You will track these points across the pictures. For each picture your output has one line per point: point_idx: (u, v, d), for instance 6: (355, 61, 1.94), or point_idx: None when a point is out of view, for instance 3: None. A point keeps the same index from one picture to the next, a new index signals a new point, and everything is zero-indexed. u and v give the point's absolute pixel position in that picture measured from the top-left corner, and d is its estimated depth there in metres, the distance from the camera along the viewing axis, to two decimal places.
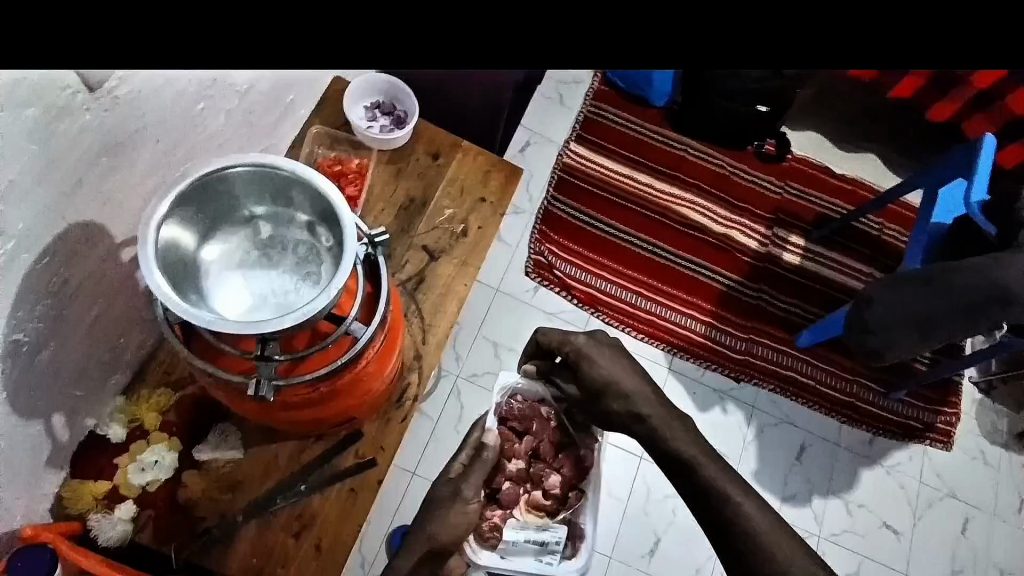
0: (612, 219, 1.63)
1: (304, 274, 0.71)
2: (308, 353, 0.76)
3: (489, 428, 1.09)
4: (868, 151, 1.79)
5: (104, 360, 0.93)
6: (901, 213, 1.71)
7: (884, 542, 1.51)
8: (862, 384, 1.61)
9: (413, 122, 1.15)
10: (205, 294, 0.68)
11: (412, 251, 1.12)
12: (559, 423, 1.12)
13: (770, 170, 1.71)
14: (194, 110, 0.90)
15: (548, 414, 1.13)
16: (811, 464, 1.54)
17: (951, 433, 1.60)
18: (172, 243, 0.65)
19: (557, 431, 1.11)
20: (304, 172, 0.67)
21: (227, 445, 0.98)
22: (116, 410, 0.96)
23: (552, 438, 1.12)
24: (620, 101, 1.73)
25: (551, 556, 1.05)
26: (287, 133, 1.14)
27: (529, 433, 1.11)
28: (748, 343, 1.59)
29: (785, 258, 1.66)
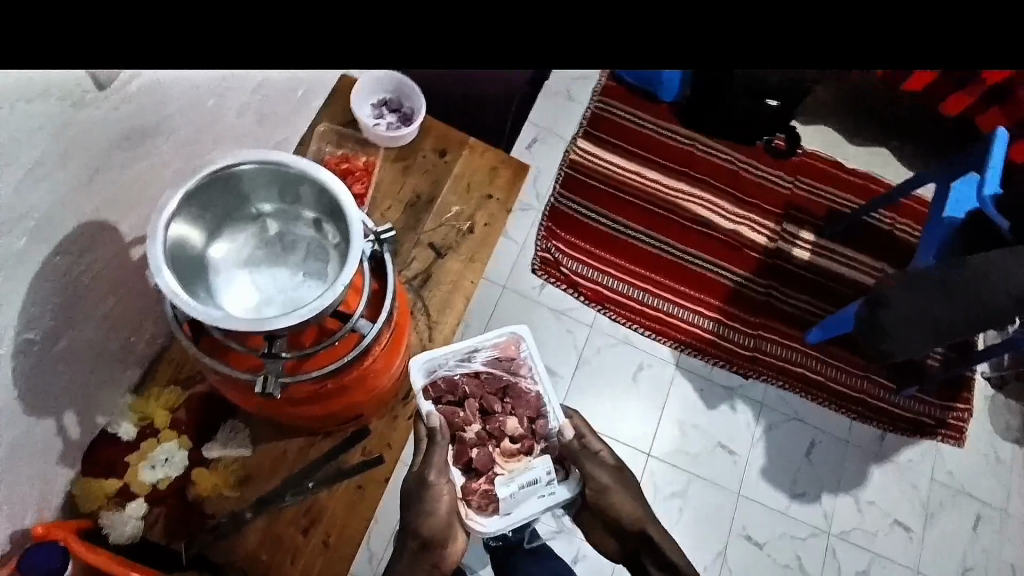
0: (619, 216, 1.62)
1: (311, 271, 0.71)
2: (315, 350, 0.76)
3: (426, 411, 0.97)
4: (879, 145, 1.77)
5: (114, 357, 0.93)
6: (913, 208, 1.69)
7: (894, 540, 1.50)
8: (873, 381, 1.60)
9: (419, 119, 1.15)
10: (215, 291, 0.68)
11: (419, 249, 1.12)
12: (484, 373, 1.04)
13: (781, 166, 1.70)
14: (205, 107, 0.88)
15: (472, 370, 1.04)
16: (820, 461, 1.53)
17: (964, 429, 1.59)
18: (181, 240, 0.65)
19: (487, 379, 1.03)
20: (310, 168, 0.66)
21: (237, 442, 0.98)
22: (126, 408, 0.96)
23: (491, 389, 1.05)
24: (628, 97, 1.71)
25: (548, 488, 0.98)
26: (297, 129, 1.14)
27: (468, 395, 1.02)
28: (757, 340, 1.58)
29: (794, 254, 1.64)
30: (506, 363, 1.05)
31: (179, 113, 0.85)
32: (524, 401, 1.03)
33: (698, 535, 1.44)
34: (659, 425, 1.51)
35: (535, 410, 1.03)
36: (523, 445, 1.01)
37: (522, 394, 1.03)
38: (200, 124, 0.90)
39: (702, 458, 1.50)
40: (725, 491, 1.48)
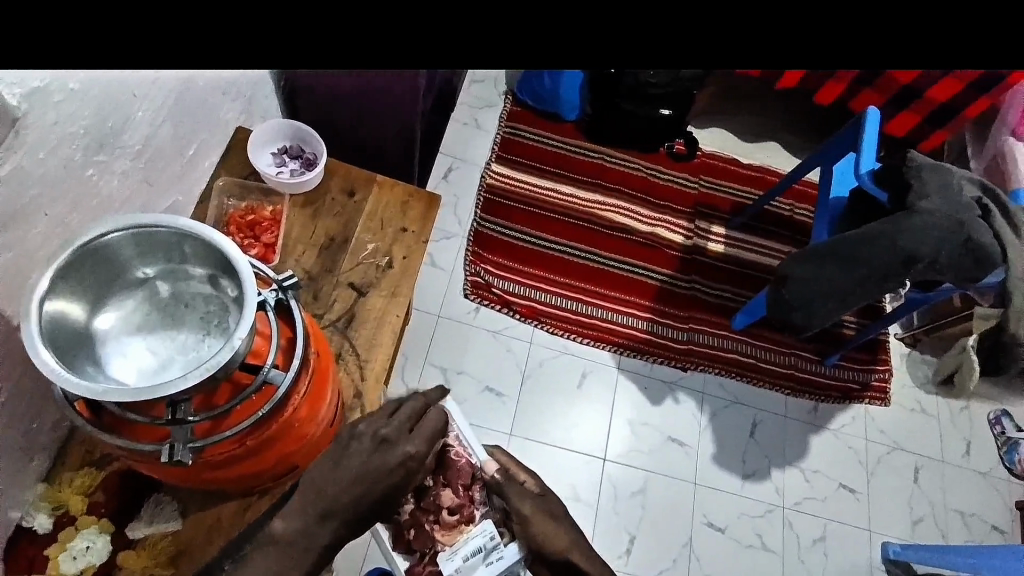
0: (543, 232, 1.67)
1: (209, 327, 0.70)
2: (228, 407, 0.74)
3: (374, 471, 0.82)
4: (771, 138, 1.91)
5: (16, 449, 0.88)
6: (809, 191, 1.83)
7: (844, 503, 1.57)
8: (800, 356, 1.69)
9: (321, 162, 1.18)
10: (105, 363, 0.66)
11: (339, 290, 1.11)
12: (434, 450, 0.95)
13: (686, 167, 1.80)
14: (84, 176, 0.85)
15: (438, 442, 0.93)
16: (765, 438, 1.60)
17: (886, 389, 1.70)
18: (59, 317, 0.63)
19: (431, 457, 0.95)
20: (191, 226, 0.67)
21: (163, 517, 0.92)
22: (38, 499, 0.92)
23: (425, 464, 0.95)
24: (535, 120, 1.79)
25: (495, 552, 0.91)
26: (192, 186, 1.13)
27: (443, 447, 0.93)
28: (689, 332, 1.65)
29: (710, 247, 1.73)
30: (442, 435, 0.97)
31: (60, 186, 0.82)
32: (456, 469, 0.95)
33: (661, 531, 1.47)
34: (610, 429, 1.54)
35: (469, 476, 0.95)
36: (461, 514, 0.94)
37: (452, 462, 0.95)
38: (83, 193, 0.87)
39: (655, 454, 1.53)
40: (680, 482, 1.52)
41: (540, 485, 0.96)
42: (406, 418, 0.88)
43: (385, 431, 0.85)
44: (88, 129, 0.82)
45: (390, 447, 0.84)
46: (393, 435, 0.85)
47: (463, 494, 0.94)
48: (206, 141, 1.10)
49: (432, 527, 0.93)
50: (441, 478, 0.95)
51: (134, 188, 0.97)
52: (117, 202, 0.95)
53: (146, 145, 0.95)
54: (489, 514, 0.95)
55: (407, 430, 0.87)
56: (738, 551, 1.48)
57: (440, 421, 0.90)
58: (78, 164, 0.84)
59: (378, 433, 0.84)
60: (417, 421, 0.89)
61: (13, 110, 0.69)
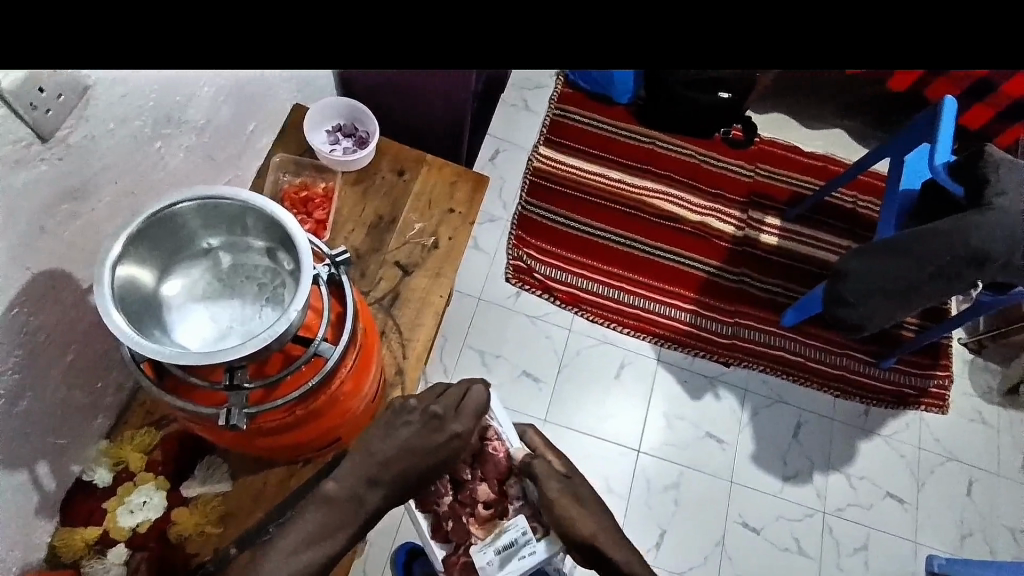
0: (587, 218, 1.64)
1: (266, 298, 0.72)
2: (280, 377, 0.76)
3: (415, 451, 0.84)
4: (833, 127, 1.82)
5: (83, 405, 0.93)
6: (873, 184, 1.73)
7: (889, 512, 1.51)
8: (852, 357, 1.62)
9: (373, 141, 1.18)
10: (171, 328, 0.69)
11: (385, 268, 1.12)
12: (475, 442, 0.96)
13: (739, 155, 1.73)
14: (151, 149, 0.88)
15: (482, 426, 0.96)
16: (808, 441, 1.54)
17: (945, 396, 1.61)
18: (130, 282, 0.66)
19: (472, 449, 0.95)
20: (252, 198, 0.68)
21: (216, 478, 0.98)
22: (99, 454, 0.96)
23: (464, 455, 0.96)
24: (585, 102, 1.75)
25: (528, 547, 0.90)
26: (250, 164, 1.16)
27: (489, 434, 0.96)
28: (733, 327, 1.60)
29: (761, 240, 1.67)
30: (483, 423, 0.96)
31: (130, 158, 0.86)
32: (493, 463, 0.95)
33: (694, 528, 1.45)
34: (646, 421, 1.52)
35: (505, 470, 0.96)
36: (496, 509, 0.95)
37: (490, 455, 0.95)
38: (150, 167, 0.90)
39: (691, 449, 1.51)
40: (717, 480, 1.49)
41: (567, 467, 0.98)
42: (453, 398, 0.88)
43: (435, 408, 0.86)
44: (157, 103, 0.85)
45: (443, 428, 0.86)
46: (444, 412, 0.86)
47: (499, 487, 0.96)
48: (264, 118, 1.12)
49: (468, 520, 0.94)
50: (478, 472, 0.96)
51: (196, 162, 1.00)
52: (180, 175, 0.98)
53: (210, 122, 0.98)
54: (523, 509, 0.95)
55: (455, 408, 0.88)
56: (773, 554, 1.45)
57: (484, 398, 0.89)
58: (146, 137, 0.87)
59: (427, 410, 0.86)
60: (462, 399, 0.89)
61: (82, 79, 0.72)
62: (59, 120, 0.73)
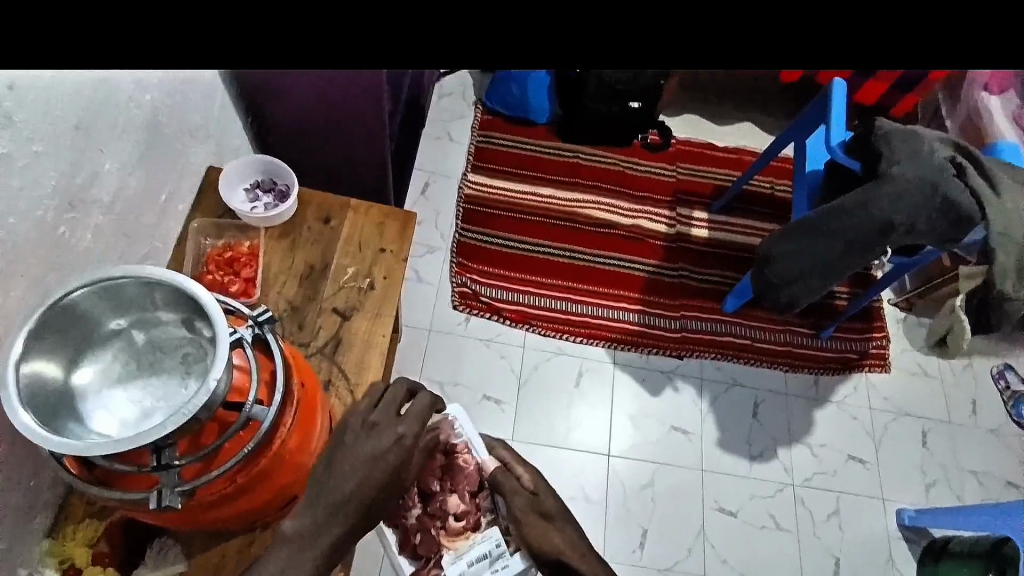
0: (525, 236, 1.67)
1: (187, 370, 0.71)
2: (214, 447, 0.75)
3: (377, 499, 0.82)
4: (743, 118, 1.93)
5: (17, 510, 0.88)
6: (786, 167, 1.84)
7: (854, 474, 1.57)
8: (794, 332, 1.69)
9: (293, 193, 1.18)
10: (87, 418, 0.66)
11: (323, 316, 1.12)
12: (444, 451, 0.97)
13: (660, 157, 1.81)
14: (58, 234, 0.85)
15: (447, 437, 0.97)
16: (768, 418, 1.60)
17: (886, 355, 1.70)
18: (35, 377, 0.63)
19: (441, 460, 0.96)
20: (157, 273, 0.67)
21: (170, 560, 0.94)
22: (44, 554, 0.92)
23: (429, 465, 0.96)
24: (506, 126, 1.80)
25: (501, 559, 0.92)
26: (169, 232, 1.13)
27: (454, 444, 0.97)
28: (680, 320, 1.65)
29: (694, 233, 1.74)
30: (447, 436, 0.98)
31: (36, 248, 0.82)
32: (463, 474, 0.96)
33: (674, 522, 1.47)
34: (612, 425, 1.54)
35: (476, 482, 0.97)
36: (467, 521, 0.95)
37: (460, 467, 0.96)
38: (60, 252, 0.87)
39: (659, 446, 1.53)
40: (688, 471, 1.52)
41: (534, 481, 0.96)
42: (392, 405, 0.88)
43: (373, 416, 0.85)
44: (56, 187, 0.82)
45: (377, 431, 0.84)
46: (381, 419, 0.85)
47: (470, 500, 0.95)
48: (177, 184, 1.11)
49: (438, 532, 0.93)
50: (447, 483, 0.95)
51: (110, 240, 0.97)
52: (95, 255, 0.94)
53: (117, 197, 0.95)
54: (495, 522, 0.96)
55: (395, 414, 0.87)
56: (754, 534, 1.48)
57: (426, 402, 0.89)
58: (50, 224, 0.83)
59: (371, 453, 0.82)
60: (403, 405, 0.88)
61: None
62: None
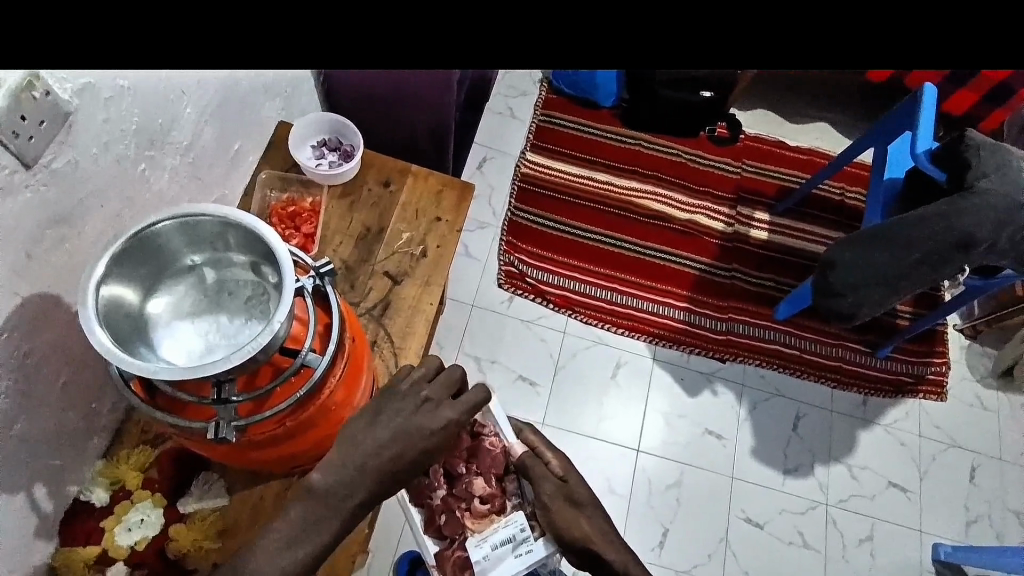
0: (577, 221, 1.65)
1: (252, 312, 0.73)
2: (267, 389, 0.77)
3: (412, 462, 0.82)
4: (817, 120, 1.85)
5: (78, 427, 0.93)
6: (858, 175, 1.75)
7: (894, 501, 1.50)
8: (847, 347, 1.62)
9: (357, 153, 1.19)
10: (157, 345, 0.69)
11: (375, 278, 1.13)
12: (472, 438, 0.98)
13: (726, 153, 1.75)
14: (137, 170, 0.89)
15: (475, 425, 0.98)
16: (807, 433, 1.54)
17: (943, 383, 1.61)
18: (114, 301, 0.67)
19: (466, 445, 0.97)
20: (232, 214, 0.69)
21: (212, 493, 0.98)
22: (96, 474, 0.96)
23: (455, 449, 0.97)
24: (569, 107, 1.77)
25: (524, 545, 0.90)
26: (237, 182, 1.17)
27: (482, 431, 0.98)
28: (727, 323, 1.60)
29: (752, 235, 1.68)
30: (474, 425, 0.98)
31: (116, 181, 0.86)
32: (489, 457, 0.96)
33: (698, 525, 1.44)
34: (644, 420, 1.52)
35: (503, 465, 0.96)
36: (492, 504, 0.94)
37: (487, 451, 0.96)
38: (137, 189, 0.91)
39: (691, 447, 1.51)
40: (717, 476, 1.49)
41: (563, 467, 0.95)
42: (445, 384, 0.89)
43: (426, 392, 0.87)
44: (141, 124, 0.86)
45: (427, 408, 0.86)
46: (433, 396, 0.87)
47: (495, 483, 0.95)
48: (250, 137, 1.14)
49: (463, 514, 0.93)
50: (473, 466, 0.96)
51: (183, 183, 1.01)
52: (168, 196, 0.98)
53: (194, 142, 0.99)
54: (521, 507, 0.95)
55: (445, 394, 0.88)
56: (779, 548, 1.44)
57: (481, 395, 0.89)
58: (131, 159, 0.87)
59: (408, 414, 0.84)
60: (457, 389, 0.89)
61: (65, 105, 0.73)
62: (43, 146, 0.73)
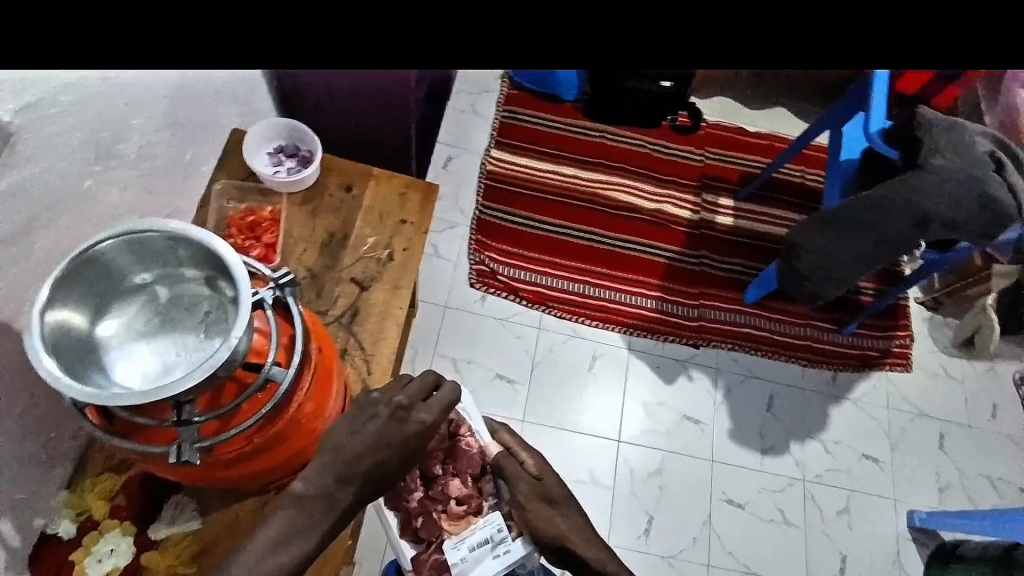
0: (546, 216, 1.65)
1: (210, 328, 0.71)
2: (232, 407, 0.75)
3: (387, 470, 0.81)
4: (775, 105, 1.88)
5: (38, 458, 0.89)
6: (818, 156, 1.79)
7: (868, 473, 1.55)
8: (816, 326, 1.66)
9: (316, 159, 1.17)
10: (110, 369, 0.66)
11: (342, 285, 1.11)
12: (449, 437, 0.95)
13: (689, 141, 1.77)
14: (84, 188, 0.85)
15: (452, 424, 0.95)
16: (782, 412, 1.57)
17: (909, 354, 1.66)
18: (61, 326, 0.63)
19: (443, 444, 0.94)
20: (182, 228, 0.67)
21: (185, 517, 0.95)
22: (61, 505, 0.93)
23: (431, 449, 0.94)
24: (532, 102, 1.76)
25: (502, 545, 0.90)
26: (192, 194, 1.13)
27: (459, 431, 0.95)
28: (699, 309, 1.63)
29: (718, 221, 1.70)
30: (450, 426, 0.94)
31: (60, 200, 0.82)
32: (466, 458, 0.94)
33: (682, 510, 1.46)
34: (624, 410, 1.53)
35: (479, 465, 0.94)
36: (469, 505, 0.92)
37: (464, 451, 0.94)
38: (85, 206, 0.87)
39: (670, 434, 1.52)
40: (698, 460, 1.51)
41: (540, 468, 0.95)
42: (419, 388, 0.87)
43: (399, 399, 0.84)
44: (84, 139, 0.82)
45: (404, 415, 0.84)
46: (408, 402, 0.85)
47: (472, 484, 0.93)
48: (203, 146, 1.11)
49: (440, 516, 0.91)
50: (450, 466, 0.93)
51: (135, 198, 0.97)
52: (119, 212, 0.95)
53: (144, 155, 0.95)
54: (498, 507, 0.93)
55: (422, 398, 0.87)
56: (761, 527, 1.47)
57: (453, 394, 0.89)
58: (76, 175, 0.84)
59: (380, 416, 0.82)
60: (430, 392, 0.88)
61: (5, 126, 0.69)
62: None
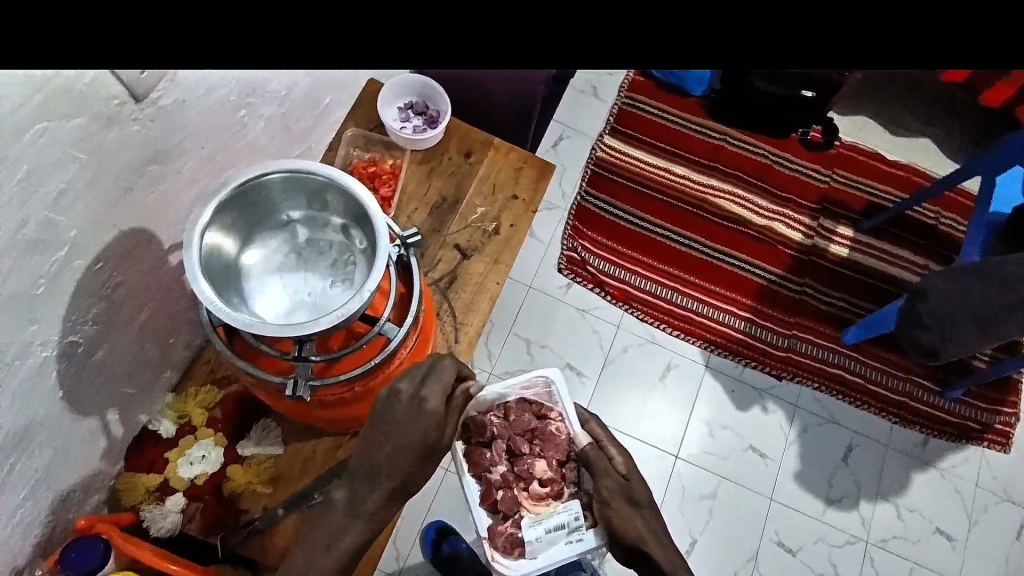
0: (647, 213, 1.60)
1: (339, 275, 0.72)
2: (343, 354, 0.77)
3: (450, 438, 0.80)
4: (916, 137, 1.73)
5: (153, 361, 0.95)
6: (957, 201, 1.63)
7: (937, 549, 1.44)
8: (915, 383, 1.54)
9: (444, 120, 1.16)
10: (248, 297, 0.69)
11: (444, 250, 1.11)
12: (535, 416, 0.95)
13: (815, 159, 1.65)
14: (235, 117, 0.89)
15: (540, 406, 0.96)
16: (857, 466, 1.48)
17: (1011, 433, 1.52)
18: (215, 248, 0.66)
19: (527, 424, 0.94)
20: (335, 175, 0.68)
21: (269, 441, 1.00)
22: (165, 406, 0.99)
23: (518, 429, 0.95)
24: (655, 92, 1.69)
25: (575, 533, 0.89)
26: (322, 137, 1.17)
27: (545, 412, 0.95)
28: (791, 339, 1.54)
29: (830, 251, 1.59)
30: (536, 407, 0.96)
31: (215, 124, 0.86)
32: (554, 442, 0.94)
33: (726, 541, 1.41)
34: (687, 427, 1.48)
35: (565, 452, 0.94)
36: (551, 488, 0.93)
37: (552, 435, 0.94)
38: (232, 135, 0.91)
39: (731, 461, 1.47)
40: (755, 495, 1.45)
41: (626, 466, 0.90)
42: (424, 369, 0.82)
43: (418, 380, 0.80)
44: (244, 77, 0.83)
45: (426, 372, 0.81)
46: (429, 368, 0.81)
47: (557, 469, 0.93)
48: (340, 92, 1.13)
49: (519, 492, 0.92)
50: (537, 448, 0.93)
51: (274, 133, 1.01)
52: (257, 145, 0.99)
53: (289, 93, 0.97)
54: (578, 495, 0.92)
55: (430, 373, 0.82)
56: None
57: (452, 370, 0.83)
58: (232, 105, 0.87)
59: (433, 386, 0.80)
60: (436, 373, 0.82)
61: None
62: (153, 84, 0.71)
